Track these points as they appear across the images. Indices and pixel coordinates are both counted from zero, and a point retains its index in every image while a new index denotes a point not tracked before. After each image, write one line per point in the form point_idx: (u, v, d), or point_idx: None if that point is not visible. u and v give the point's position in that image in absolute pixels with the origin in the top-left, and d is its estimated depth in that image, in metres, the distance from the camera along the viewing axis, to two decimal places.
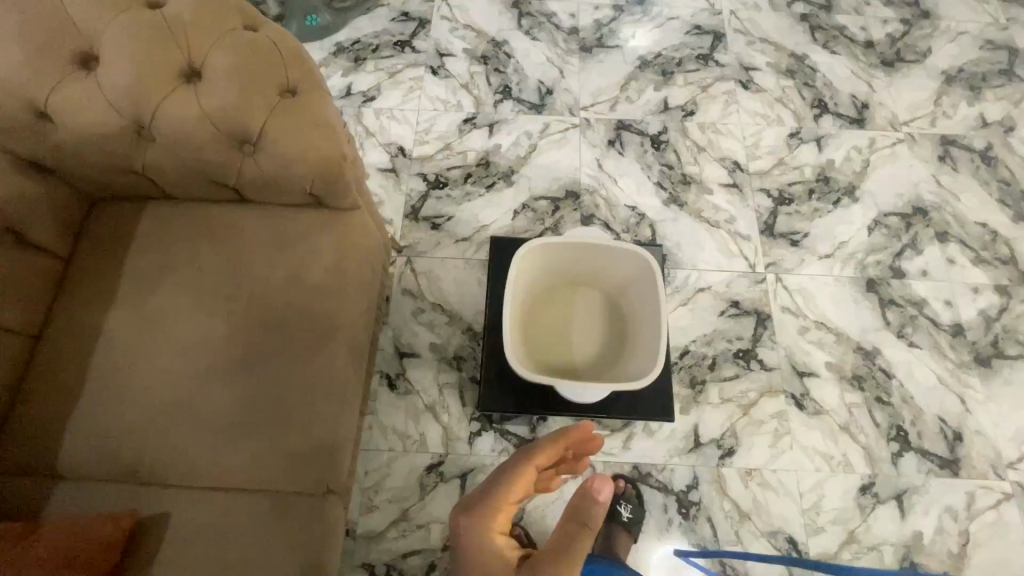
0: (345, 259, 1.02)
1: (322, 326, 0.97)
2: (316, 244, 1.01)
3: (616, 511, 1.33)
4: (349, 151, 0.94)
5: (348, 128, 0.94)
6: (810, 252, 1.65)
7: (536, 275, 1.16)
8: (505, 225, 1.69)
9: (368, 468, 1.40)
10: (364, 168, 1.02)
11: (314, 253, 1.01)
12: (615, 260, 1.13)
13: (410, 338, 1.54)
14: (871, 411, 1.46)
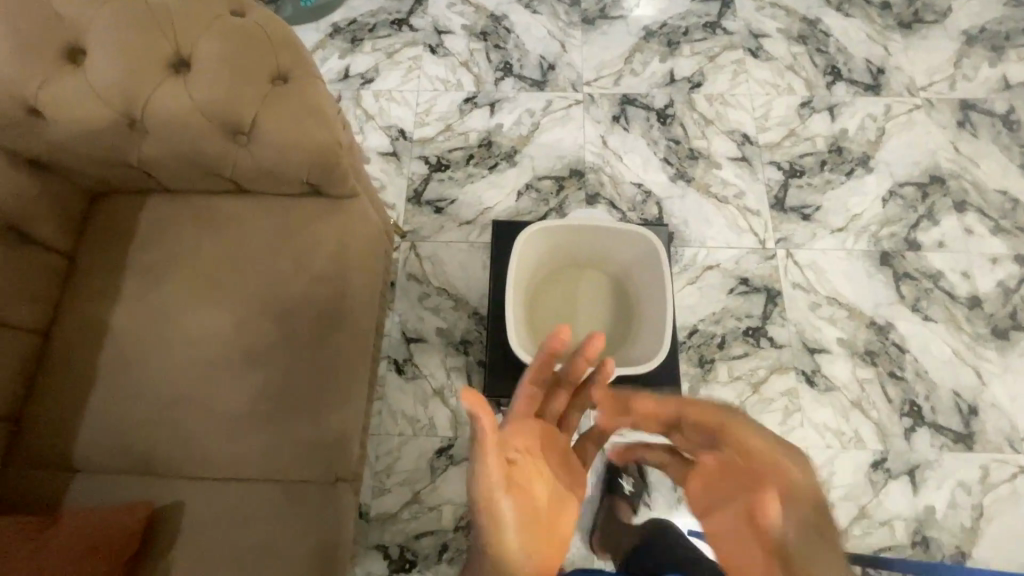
0: (347, 248, 1.01)
1: (326, 316, 0.97)
2: (317, 233, 1.00)
3: (616, 483, 1.34)
4: (345, 138, 0.92)
5: (342, 114, 0.93)
6: (822, 226, 1.61)
7: (539, 261, 1.14)
8: (508, 207, 1.67)
9: (379, 453, 1.42)
10: (360, 155, 1.01)
11: (315, 243, 1.00)
12: (619, 243, 1.11)
13: (416, 323, 1.54)
14: (884, 386, 1.44)
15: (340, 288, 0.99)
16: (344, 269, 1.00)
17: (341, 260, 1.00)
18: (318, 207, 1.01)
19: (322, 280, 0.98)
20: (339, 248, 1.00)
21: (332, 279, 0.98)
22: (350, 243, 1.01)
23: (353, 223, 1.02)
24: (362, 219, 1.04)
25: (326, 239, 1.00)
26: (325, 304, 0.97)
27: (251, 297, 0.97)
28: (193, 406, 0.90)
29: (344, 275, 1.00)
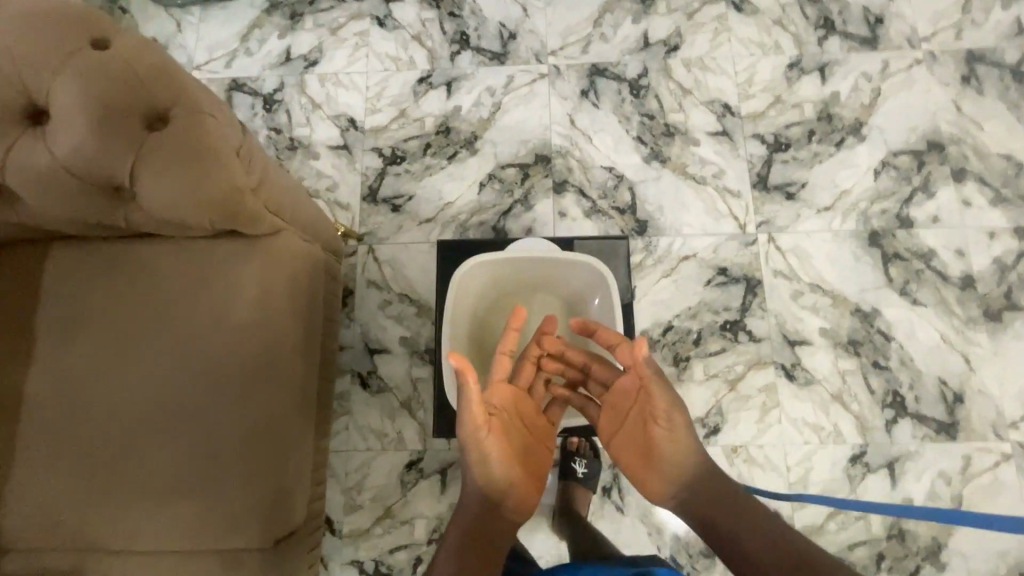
0: (272, 293, 0.94)
1: (254, 370, 0.91)
2: (238, 280, 0.92)
3: (570, 468, 1.31)
4: (247, 177, 0.83)
5: (243, 149, 0.83)
6: (807, 206, 1.49)
7: (489, 289, 1.14)
8: (470, 201, 1.55)
9: (348, 470, 1.40)
10: (275, 188, 0.92)
11: (235, 290, 0.92)
12: (571, 270, 1.11)
13: (378, 333, 1.48)
14: (866, 378, 1.39)
15: (267, 338, 0.92)
16: (272, 315, 0.93)
17: (266, 307, 0.93)
18: (235, 248, 0.93)
19: (246, 330, 0.91)
20: (262, 294, 0.93)
21: (258, 329, 0.92)
22: (276, 287, 0.94)
23: (276, 266, 0.95)
24: (288, 260, 0.97)
25: (248, 286, 0.92)
26: (251, 355, 0.91)
27: (172, 353, 0.90)
28: (117, 473, 0.86)
29: (271, 322, 0.93)
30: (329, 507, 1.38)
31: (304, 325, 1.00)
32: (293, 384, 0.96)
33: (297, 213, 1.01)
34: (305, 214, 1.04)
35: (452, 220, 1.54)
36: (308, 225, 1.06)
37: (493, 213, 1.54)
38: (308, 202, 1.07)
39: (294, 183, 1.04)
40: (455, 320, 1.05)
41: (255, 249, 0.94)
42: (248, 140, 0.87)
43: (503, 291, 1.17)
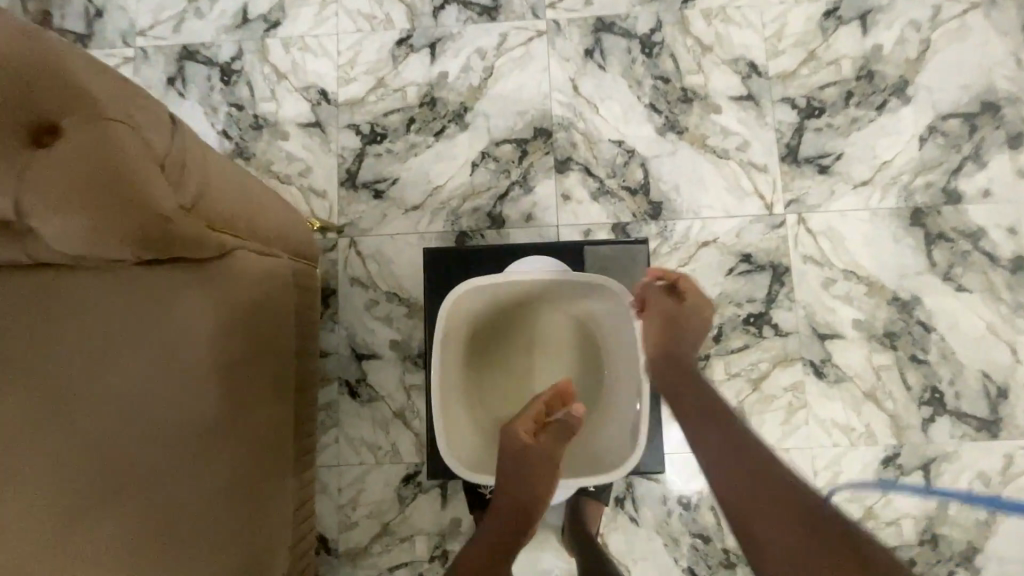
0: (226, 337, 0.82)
1: (213, 428, 0.81)
2: (191, 322, 0.78)
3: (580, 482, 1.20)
4: (167, 201, 0.70)
5: (161, 166, 0.70)
6: (842, 181, 1.32)
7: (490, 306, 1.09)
8: (461, 184, 1.37)
9: (341, 485, 1.31)
10: (212, 207, 0.78)
11: (185, 335, 0.77)
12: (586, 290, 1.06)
13: (366, 336, 1.34)
14: (903, 373, 1.26)
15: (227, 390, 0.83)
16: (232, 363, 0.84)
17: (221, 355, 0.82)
18: (173, 277, 0.76)
19: (200, 382, 0.79)
20: (215, 340, 0.80)
21: (212, 380, 0.80)
22: (233, 329, 0.84)
23: (233, 303, 0.83)
24: (250, 290, 0.87)
25: (198, 330, 0.78)
26: (206, 412, 0.79)
27: (101, 418, 0.73)
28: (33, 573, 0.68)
29: (232, 371, 0.84)
30: (322, 525, 1.30)
31: (260, 358, 0.91)
32: (256, 427, 0.90)
33: (258, 231, 0.90)
34: (264, 227, 0.92)
35: (442, 207, 1.37)
36: (270, 237, 0.93)
37: (487, 198, 1.37)
38: (270, 211, 0.95)
39: (251, 192, 0.91)
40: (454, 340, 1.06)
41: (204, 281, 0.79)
42: (177, 155, 0.74)
43: (506, 310, 1.13)
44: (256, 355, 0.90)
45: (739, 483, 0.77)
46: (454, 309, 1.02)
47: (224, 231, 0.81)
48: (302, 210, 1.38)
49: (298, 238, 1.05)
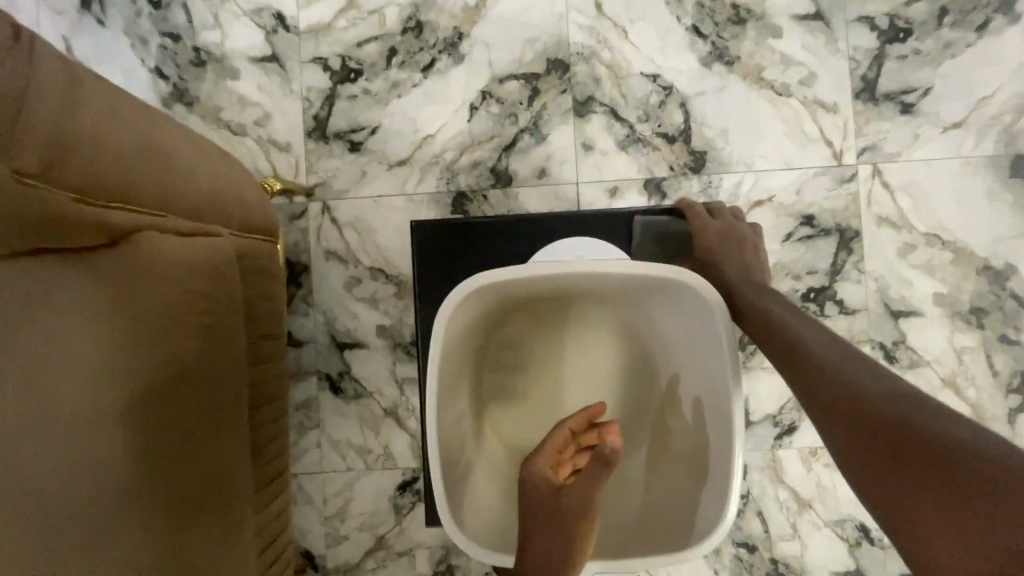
0: (126, 364, 0.56)
1: (116, 498, 0.56)
2: (63, 344, 0.54)
3: None
4: (26, 155, 0.49)
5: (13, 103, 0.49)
6: (929, 123, 1.07)
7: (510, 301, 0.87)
8: (458, 132, 1.11)
9: (326, 495, 1.10)
10: (108, 162, 0.57)
11: (54, 364, 0.53)
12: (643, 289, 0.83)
13: (348, 322, 1.11)
14: (990, 356, 1.06)
15: (137, 440, 0.57)
16: (144, 402, 0.57)
17: (118, 392, 0.56)
18: (30, 281, 0.52)
19: (86, 432, 0.54)
20: (104, 370, 0.55)
21: (106, 427, 0.55)
22: (139, 353, 0.58)
23: (136, 311, 0.58)
24: (171, 286, 0.61)
25: (77, 356, 0.54)
26: (100, 474, 0.55)
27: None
28: None
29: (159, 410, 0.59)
30: (306, 540, 1.10)
31: (205, 386, 0.66)
32: (207, 488, 0.65)
33: (175, 199, 0.65)
34: (182, 194, 0.67)
35: (435, 162, 1.11)
36: (194, 206, 0.69)
37: (490, 149, 1.11)
38: (193, 172, 0.70)
39: (157, 144, 0.65)
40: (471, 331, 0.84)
41: (81, 279, 0.55)
42: (41, 85, 0.52)
43: (533, 298, 0.90)
44: (196, 383, 0.64)
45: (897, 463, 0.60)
46: (466, 310, 0.79)
47: (110, 203, 0.57)
48: (262, 168, 1.12)
49: (240, 204, 0.80)
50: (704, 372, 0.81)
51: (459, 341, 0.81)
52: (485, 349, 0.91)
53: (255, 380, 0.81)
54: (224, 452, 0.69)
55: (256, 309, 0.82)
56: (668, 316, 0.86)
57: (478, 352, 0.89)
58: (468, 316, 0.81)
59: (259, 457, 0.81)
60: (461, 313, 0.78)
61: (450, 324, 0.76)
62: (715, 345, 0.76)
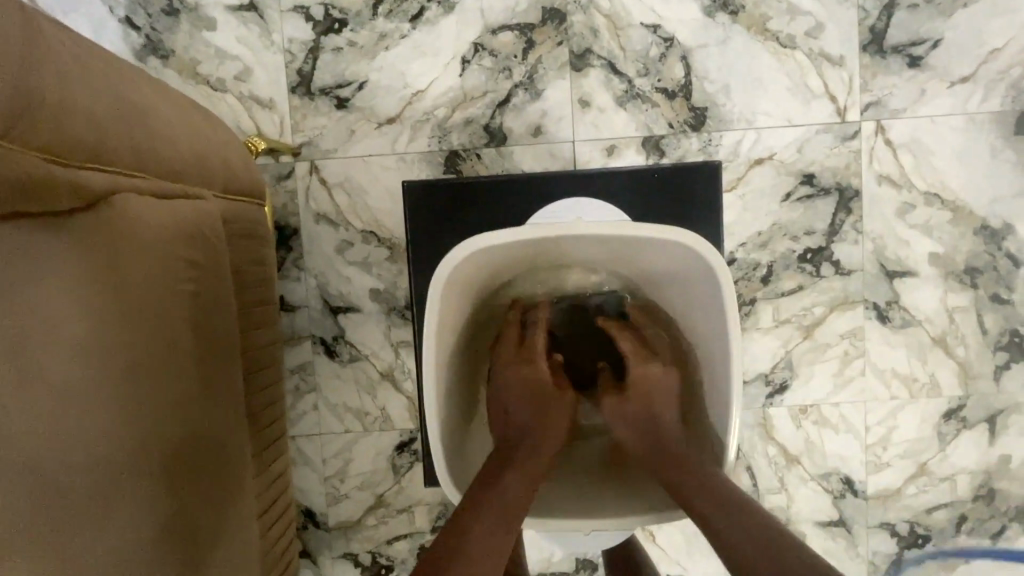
0: (116, 331, 0.55)
1: (117, 462, 0.56)
2: (45, 313, 0.52)
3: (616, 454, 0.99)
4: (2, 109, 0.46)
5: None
6: (936, 77, 1.04)
7: (508, 265, 0.86)
8: (449, 88, 1.06)
9: (325, 456, 1.12)
10: (87, 119, 0.54)
11: (38, 334, 0.51)
12: (646, 252, 0.81)
13: (340, 285, 1.09)
14: (980, 315, 1.07)
15: (133, 406, 0.57)
16: (136, 370, 0.57)
17: (110, 359, 0.55)
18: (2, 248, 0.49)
19: (81, 400, 0.54)
20: (93, 338, 0.54)
21: (101, 395, 0.55)
22: (129, 320, 0.57)
23: (124, 277, 0.56)
24: (156, 251, 0.60)
25: (64, 314, 0.53)
26: (98, 441, 0.55)
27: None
28: None
29: (159, 368, 0.59)
30: (307, 499, 1.13)
31: (199, 354, 0.65)
32: (205, 450, 0.65)
33: (155, 161, 0.62)
34: (163, 155, 0.64)
35: (426, 119, 1.07)
36: (177, 168, 0.66)
37: (483, 106, 1.06)
38: (172, 131, 0.67)
39: (133, 102, 0.62)
40: (469, 296, 0.83)
41: (63, 243, 0.53)
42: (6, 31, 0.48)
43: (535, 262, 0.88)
44: (191, 351, 0.64)
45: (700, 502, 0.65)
46: (464, 274, 0.77)
47: (88, 164, 0.54)
48: (245, 126, 1.07)
49: (226, 166, 0.77)
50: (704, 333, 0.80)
51: (459, 305, 0.80)
52: (486, 313, 0.91)
53: (248, 347, 0.80)
54: (222, 418, 0.69)
55: (247, 275, 0.81)
56: (670, 281, 0.85)
57: (477, 315, 0.89)
58: (467, 279, 0.80)
59: (256, 424, 0.81)
60: (458, 277, 0.77)
61: (447, 290, 0.75)
62: (717, 311, 0.76)
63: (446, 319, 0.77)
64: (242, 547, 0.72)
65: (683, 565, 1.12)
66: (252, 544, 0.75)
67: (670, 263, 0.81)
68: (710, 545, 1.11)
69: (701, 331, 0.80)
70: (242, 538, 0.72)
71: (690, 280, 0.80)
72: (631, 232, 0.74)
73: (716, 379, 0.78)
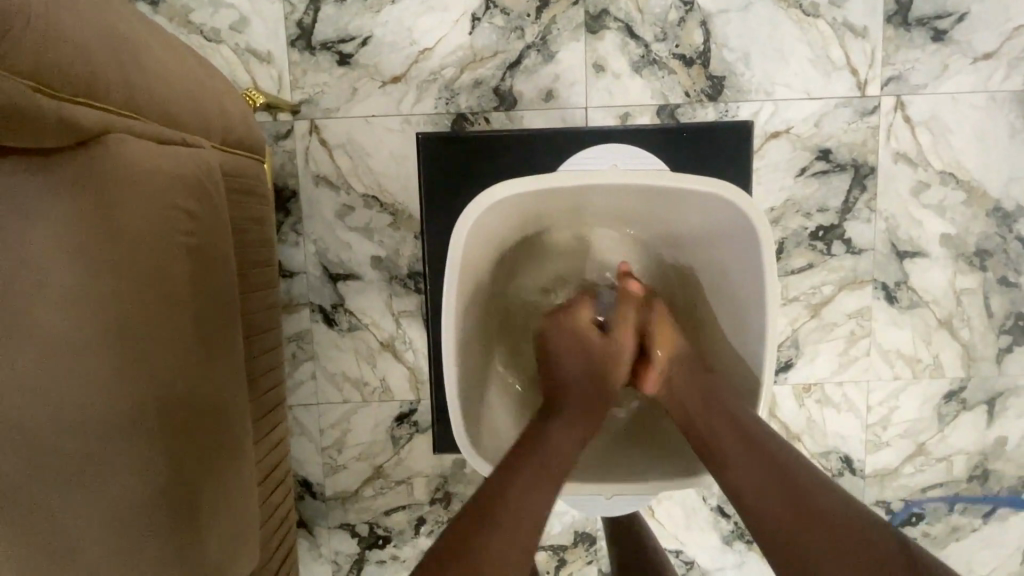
0: (104, 283, 0.52)
1: (114, 420, 0.53)
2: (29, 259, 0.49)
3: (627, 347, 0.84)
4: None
5: None
6: (960, 53, 1.01)
7: (527, 220, 0.83)
8: (459, 46, 1.01)
9: (322, 426, 1.09)
10: (79, 53, 0.50)
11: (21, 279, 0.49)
12: (677, 205, 0.79)
13: (340, 252, 1.05)
14: (987, 298, 1.07)
15: (127, 364, 0.53)
16: (132, 325, 0.54)
17: (105, 311, 0.52)
18: None
19: (71, 354, 0.51)
20: (85, 287, 0.51)
21: (91, 352, 0.51)
22: (126, 269, 0.53)
23: (116, 226, 0.53)
24: (148, 198, 0.56)
25: (59, 263, 0.50)
26: (89, 399, 0.52)
27: None
28: None
29: (158, 321, 0.56)
30: (304, 469, 1.10)
31: (196, 312, 0.61)
32: (205, 410, 0.62)
33: (147, 102, 0.58)
34: (160, 98, 0.60)
35: (433, 79, 1.02)
36: (171, 112, 0.62)
37: (493, 67, 1.02)
38: (166, 70, 0.63)
39: (124, 37, 0.57)
40: (491, 251, 0.80)
41: (45, 184, 0.49)
42: None
43: (556, 220, 0.86)
44: (188, 308, 0.60)
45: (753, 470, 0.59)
46: (487, 225, 0.75)
47: (76, 97, 0.50)
48: (240, 81, 1.02)
49: (226, 117, 0.73)
50: (729, 295, 0.79)
51: (480, 258, 0.77)
52: (509, 271, 0.88)
53: (249, 309, 0.77)
54: (223, 377, 0.66)
55: (246, 234, 0.77)
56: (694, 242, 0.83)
57: (499, 270, 0.86)
58: (490, 231, 0.77)
59: (256, 389, 0.78)
60: (482, 226, 0.74)
61: (470, 239, 0.72)
62: (749, 268, 0.74)
63: (468, 270, 0.74)
64: (244, 510, 0.69)
65: (680, 540, 1.12)
66: (254, 512, 0.72)
67: (701, 219, 0.78)
68: (708, 521, 1.12)
69: (733, 286, 0.78)
70: (245, 507, 0.70)
71: (724, 238, 0.77)
72: (665, 181, 0.72)
73: (750, 337, 0.75)
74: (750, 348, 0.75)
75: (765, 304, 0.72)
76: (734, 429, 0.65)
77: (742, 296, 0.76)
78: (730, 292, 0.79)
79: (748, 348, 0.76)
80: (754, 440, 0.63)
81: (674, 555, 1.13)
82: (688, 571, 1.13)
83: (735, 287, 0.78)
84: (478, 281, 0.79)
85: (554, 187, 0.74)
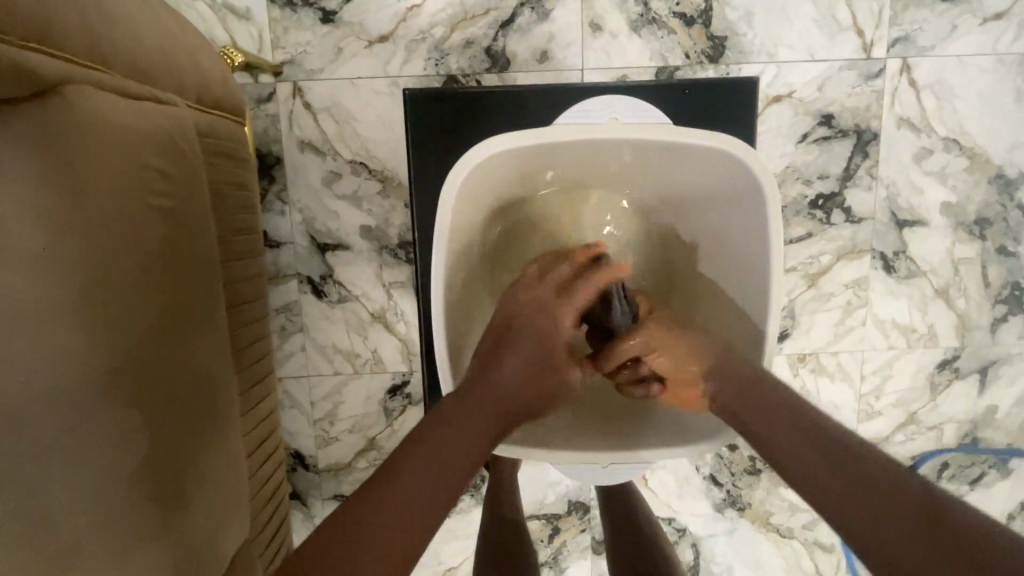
0: (70, 246, 0.49)
1: (88, 390, 0.50)
2: None
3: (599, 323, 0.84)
4: None
5: None
6: (969, 12, 0.98)
7: (522, 180, 0.81)
8: (449, 2, 0.96)
9: (314, 398, 1.08)
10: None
11: None
12: (679, 164, 0.77)
13: (328, 221, 1.02)
14: (985, 267, 1.05)
15: (98, 332, 0.51)
16: (103, 290, 0.51)
17: (71, 273, 0.49)
18: None
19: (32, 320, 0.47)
20: (48, 248, 0.47)
21: (59, 319, 0.48)
22: (94, 228, 0.50)
23: (82, 183, 0.49)
24: (115, 155, 0.52)
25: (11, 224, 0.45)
26: (59, 368, 0.49)
27: None
28: None
29: (131, 285, 0.54)
30: (296, 442, 1.10)
31: (171, 278, 0.59)
32: (183, 383, 0.60)
33: (111, 53, 0.55)
34: (121, 48, 0.56)
35: (422, 39, 0.97)
36: (138, 66, 0.58)
37: (485, 26, 0.97)
38: (130, 17, 0.58)
39: None
40: (483, 209, 0.78)
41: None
42: None
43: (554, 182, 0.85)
44: (161, 274, 0.58)
45: (785, 439, 0.61)
46: (481, 179, 0.72)
47: (28, 43, 0.46)
48: None
49: (198, 73, 0.69)
50: (727, 258, 0.78)
51: (473, 216, 0.75)
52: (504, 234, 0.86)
53: (231, 278, 0.74)
54: (203, 349, 0.64)
55: (226, 198, 0.73)
56: (696, 205, 0.82)
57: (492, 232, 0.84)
58: (482, 188, 0.75)
59: (241, 361, 0.76)
60: (476, 179, 0.72)
61: (461, 196, 0.70)
62: (750, 229, 0.72)
63: (460, 230, 0.72)
64: (231, 482, 0.68)
65: (672, 508, 1.13)
66: (241, 483, 0.71)
67: (704, 177, 0.76)
68: (700, 490, 1.12)
69: (733, 247, 0.76)
70: (232, 480, 0.69)
71: (726, 196, 0.75)
72: (669, 134, 0.70)
73: (749, 299, 0.74)
74: (749, 313, 0.74)
75: (767, 264, 0.70)
76: (776, 422, 0.63)
77: (744, 254, 0.74)
78: (731, 253, 0.77)
79: (748, 311, 0.74)
80: (797, 426, 0.61)
81: (666, 523, 1.14)
82: (679, 538, 1.15)
83: (735, 248, 0.76)
84: (469, 241, 0.76)
85: (552, 141, 0.72)
